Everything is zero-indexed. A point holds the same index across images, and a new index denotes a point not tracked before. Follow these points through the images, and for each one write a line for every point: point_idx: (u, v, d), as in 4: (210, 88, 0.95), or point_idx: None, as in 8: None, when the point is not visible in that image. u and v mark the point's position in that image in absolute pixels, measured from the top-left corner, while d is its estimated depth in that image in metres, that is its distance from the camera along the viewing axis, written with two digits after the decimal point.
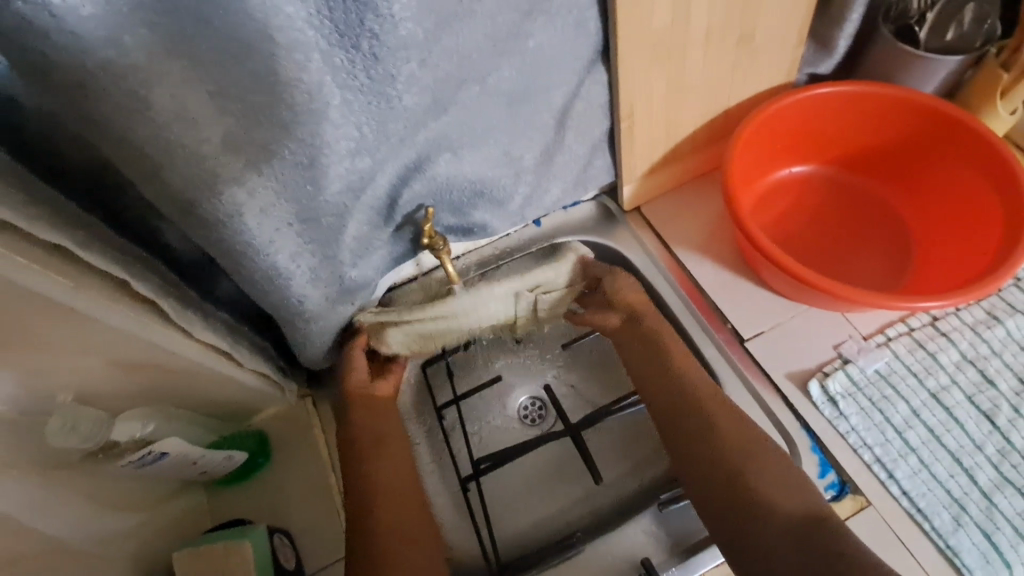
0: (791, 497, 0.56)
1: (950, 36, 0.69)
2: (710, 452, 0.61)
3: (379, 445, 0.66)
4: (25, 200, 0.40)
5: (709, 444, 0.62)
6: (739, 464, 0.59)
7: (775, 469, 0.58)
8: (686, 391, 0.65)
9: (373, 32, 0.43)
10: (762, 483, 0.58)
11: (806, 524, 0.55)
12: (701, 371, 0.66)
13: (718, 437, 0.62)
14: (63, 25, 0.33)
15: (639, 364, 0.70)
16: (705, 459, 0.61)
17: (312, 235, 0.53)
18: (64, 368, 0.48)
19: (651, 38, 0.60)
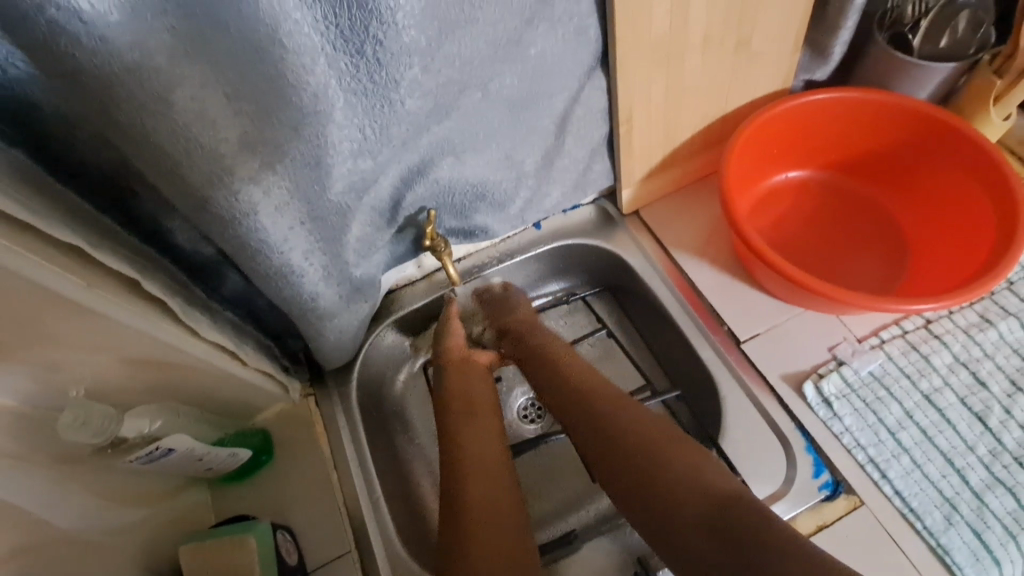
0: (711, 474, 0.56)
1: (943, 43, 0.70)
2: (631, 455, 0.59)
3: (468, 409, 0.68)
4: (42, 201, 0.42)
5: (637, 450, 0.59)
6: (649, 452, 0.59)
7: (709, 461, 0.57)
8: (580, 397, 0.66)
9: (377, 39, 0.44)
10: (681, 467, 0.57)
11: (721, 503, 0.53)
12: (592, 374, 0.68)
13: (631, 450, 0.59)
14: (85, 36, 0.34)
15: (540, 372, 0.70)
16: (624, 454, 0.59)
17: (321, 234, 0.54)
18: (74, 365, 0.49)
19: (650, 44, 0.61)
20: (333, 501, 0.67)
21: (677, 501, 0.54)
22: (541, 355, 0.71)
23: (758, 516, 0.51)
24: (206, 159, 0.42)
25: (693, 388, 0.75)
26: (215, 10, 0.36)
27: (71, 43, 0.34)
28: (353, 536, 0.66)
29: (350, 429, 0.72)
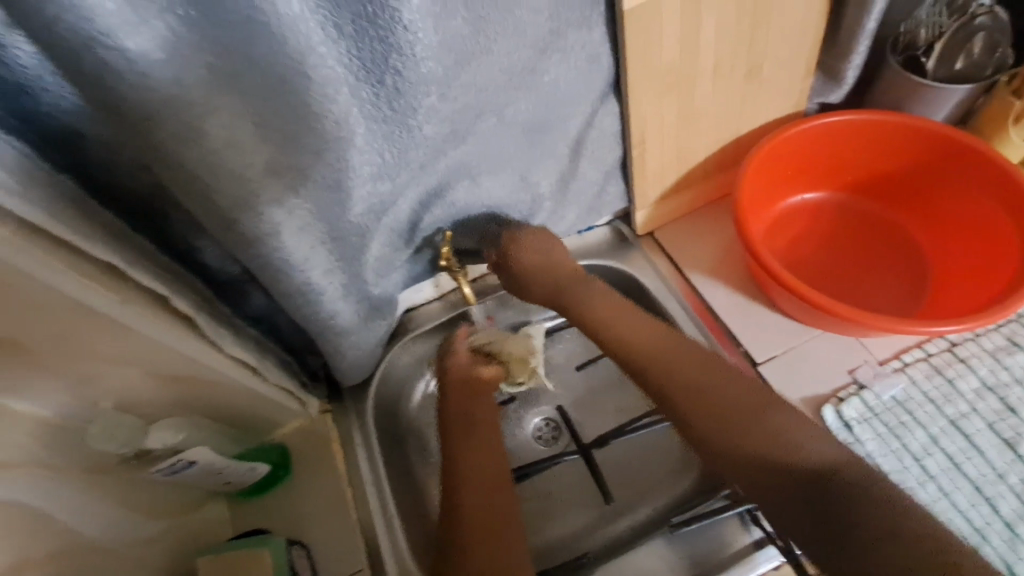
0: (811, 449, 0.56)
1: (960, 64, 0.69)
2: (717, 412, 0.60)
3: (465, 430, 0.67)
4: (88, 221, 0.45)
5: (724, 409, 0.60)
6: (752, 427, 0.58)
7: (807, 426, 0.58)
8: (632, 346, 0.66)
9: (396, 69, 0.47)
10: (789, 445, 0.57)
11: (820, 480, 0.54)
12: (655, 330, 0.67)
13: (711, 404, 0.61)
14: (135, 73, 0.37)
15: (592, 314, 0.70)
16: (710, 412, 0.60)
17: (342, 253, 0.56)
18: (104, 377, 0.52)
19: (661, 70, 0.63)
20: (347, 518, 0.68)
21: (795, 505, 0.54)
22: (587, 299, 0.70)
23: (862, 484, 0.54)
24: (235, 182, 0.44)
25: None
26: (248, 45, 0.39)
27: (127, 77, 0.37)
28: (366, 553, 0.67)
29: (365, 446, 0.73)
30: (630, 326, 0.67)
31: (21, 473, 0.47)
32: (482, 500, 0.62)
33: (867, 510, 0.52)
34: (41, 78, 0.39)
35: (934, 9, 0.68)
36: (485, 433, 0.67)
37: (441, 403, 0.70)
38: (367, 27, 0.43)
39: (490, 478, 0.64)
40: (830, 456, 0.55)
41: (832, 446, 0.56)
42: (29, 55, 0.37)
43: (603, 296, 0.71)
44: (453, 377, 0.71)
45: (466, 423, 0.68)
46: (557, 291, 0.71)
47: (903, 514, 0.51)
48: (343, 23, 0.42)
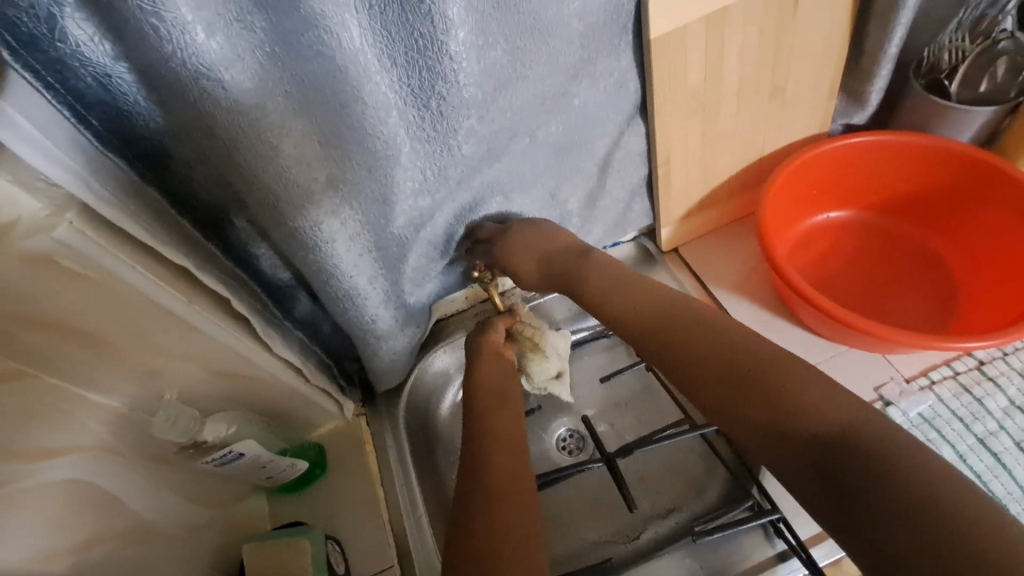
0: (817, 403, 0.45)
1: (984, 87, 0.71)
2: (715, 368, 0.52)
3: (499, 401, 0.66)
4: (164, 228, 0.51)
5: (719, 362, 0.53)
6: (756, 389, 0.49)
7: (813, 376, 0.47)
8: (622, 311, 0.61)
9: (441, 94, 0.52)
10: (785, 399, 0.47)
11: (836, 449, 0.43)
12: (647, 292, 0.61)
13: (709, 364, 0.53)
14: (224, 99, 0.42)
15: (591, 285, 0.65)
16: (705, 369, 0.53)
17: (384, 262, 0.61)
18: (168, 372, 0.57)
19: (686, 93, 0.66)
20: (378, 516, 0.71)
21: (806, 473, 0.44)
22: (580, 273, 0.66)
23: (879, 447, 0.42)
24: (297, 195, 0.49)
25: None
26: (316, 76, 0.44)
27: (215, 104, 0.42)
28: (396, 552, 0.69)
29: (396, 448, 0.76)
30: (617, 293, 0.63)
31: (95, 456, 0.51)
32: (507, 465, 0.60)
33: (903, 499, 0.39)
34: (136, 102, 0.44)
35: (955, 34, 0.71)
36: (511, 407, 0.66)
37: (472, 368, 0.71)
38: (417, 58, 0.48)
39: (518, 452, 0.62)
40: (847, 415, 0.44)
41: (852, 404, 0.45)
42: (129, 83, 0.42)
43: (601, 271, 0.66)
44: (489, 350, 0.72)
45: (486, 395, 0.67)
46: (560, 265, 0.68)
47: (954, 496, 0.38)
48: (396, 54, 0.47)
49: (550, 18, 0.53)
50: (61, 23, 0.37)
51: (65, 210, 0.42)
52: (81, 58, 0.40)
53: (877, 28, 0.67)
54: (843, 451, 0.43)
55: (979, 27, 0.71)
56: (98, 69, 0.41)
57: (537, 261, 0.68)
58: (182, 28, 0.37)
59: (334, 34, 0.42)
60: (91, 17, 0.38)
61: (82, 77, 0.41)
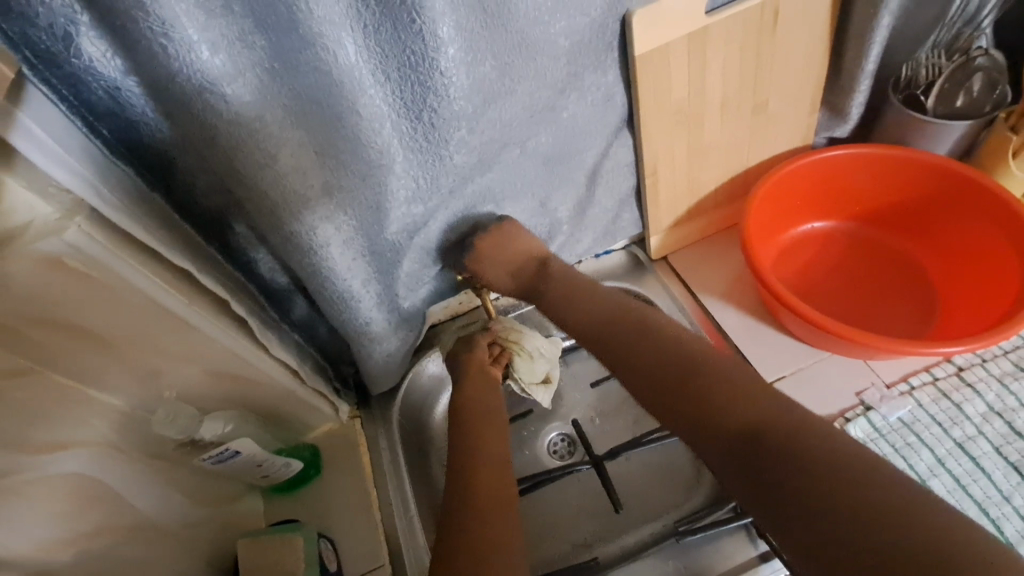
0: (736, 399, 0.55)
1: (961, 102, 0.74)
2: (667, 370, 0.61)
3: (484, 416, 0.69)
4: (167, 232, 0.53)
5: (666, 365, 0.62)
6: (688, 391, 0.58)
7: (738, 374, 0.58)
8: (582, 321, 0.69)
9: (432, 107, 0.54)
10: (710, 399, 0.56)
11: (754, 437, 0.52)
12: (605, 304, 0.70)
13: (661, 368, 0.62)
14: (227, 112, 0.44)
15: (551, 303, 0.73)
16: (657, 371, 0.62)
17: (377, 266, 0.63)
18: (168, 370, 0.59)
19: (671, 107, 0.69)
20: (371, 516, 0.73)
21: (733, 457, 0.52)
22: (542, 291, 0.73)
23: (792, 431, 0.51)
24: (294, 201, 0.51)
25: None
26: (313, 89, 0.47)
27: (218, 116, 0.44)
28: (388, 550, 0.71)
29: (389, 449, 0.78)
30: (579, 305, 0.71)
31: (98, 450, 0.53)
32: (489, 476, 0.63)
33: (799, 468, 0.48)
34: (144, 114, 0.47)
35: (932, 51, 0.74)
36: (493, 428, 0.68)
37: (458, 387, 0.72)
38: (410, 73, 0.51)
39: (496, 470, 0.64)
40: (763, 408, 0.53)
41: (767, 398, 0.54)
42: (138, 96, 0.45)
43: (562, 282, 0.73)
44: (472, 367, 0.73)
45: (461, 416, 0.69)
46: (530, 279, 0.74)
47: (839, 463, 0.48)
48: (389, 69, 0.50)
49: (538, 36, 0.56)
50: (76, 41, 0.40)
51: (75, 214, 0.44)
52: (94, 73, 0.43)
53: (855, 44, 0.70)
54: (759, 442, 0.51)
55: (954, 44, 0.74)
56: (109, 83, 0.44)
57: (509, 275, 0.73)
58: (189, 47, 0.40)
59: (330, 51, 0.45)
60: (104, 36, 0.41)
61: (94, 90, 0.44)
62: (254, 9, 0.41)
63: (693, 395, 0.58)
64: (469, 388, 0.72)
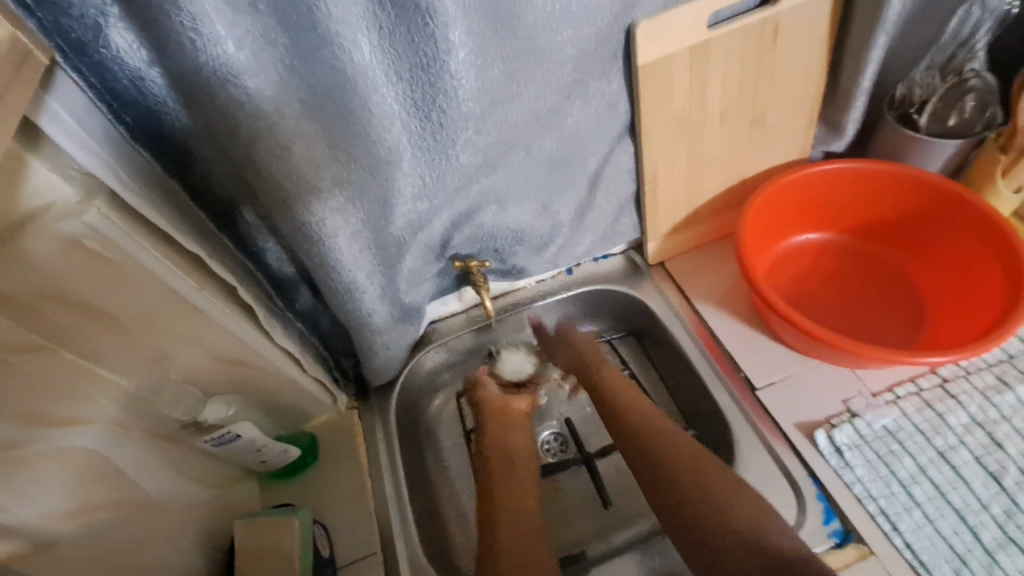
0: (736, 509, 0.63)
1: (953, 121, 0.77)
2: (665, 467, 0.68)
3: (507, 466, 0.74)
4: (180, 219, 0.55)
5: (657, 468, 0.69)
6: (696, 489, 0.65)
7: (719, 473, 0.66)
8: (611, 414, 0.76)
9: (441, 108, 0.56)
10: (711, 502, 0.64)
11: (750, 536, 0.60)
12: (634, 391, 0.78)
13: (659, 458, 0.69)
14: (247, 105, 0.46)
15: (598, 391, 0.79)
16: (657, 469, 0.69)
17: (382, 259, 0.65)
18: (174, 352, 0.61)
19: (673, 116, 0.71)
20: (365, 504, 0.75)
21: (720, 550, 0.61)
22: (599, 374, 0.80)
23: (778, 534, 0.60)
24: (305, 193, 0.53)
25: (712, 434, 0.78)
26: (329, 85, 0.49)
27: (238, 108, 0.46)
28: (381, 538, 0.73)
29: (386, 441, 0.80)
30: (615, 394, 0.78)
31: (104, 426, 0.55)
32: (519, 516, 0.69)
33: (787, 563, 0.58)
34: (165, 103, 0.48)
35: (926, 72, 0.75)
36: (520, 468, 0.74)
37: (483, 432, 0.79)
38: (422, 75, 0.53)
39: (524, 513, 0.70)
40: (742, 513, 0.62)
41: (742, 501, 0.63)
42: (160, 86, 0.47)
43: (605, 366, 0.81)
44: (488, 411, 0.80)
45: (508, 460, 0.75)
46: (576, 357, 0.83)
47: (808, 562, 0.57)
48: (402, 70, 0.52)
49: (546, 43, 0.58)
50: (105, 32, 0.42)
51: (95, 197, 0.47)
52: (120, 62, 0.45)
53: (852, 61, 0.72)
54: (751, 546, 0.60)
55: (950, 65, 0.75)
56: (133, 72, 0.46)
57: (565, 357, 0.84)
58: (216, 41, 0.42)
59: (347, 50, 0.47)
60: (132, 27, 0.43)
61: (119, 79, 0.46)
62: (277, 8, 0.43)
63: (686, 512, 0.64)
64: (495, 433, 0.78)
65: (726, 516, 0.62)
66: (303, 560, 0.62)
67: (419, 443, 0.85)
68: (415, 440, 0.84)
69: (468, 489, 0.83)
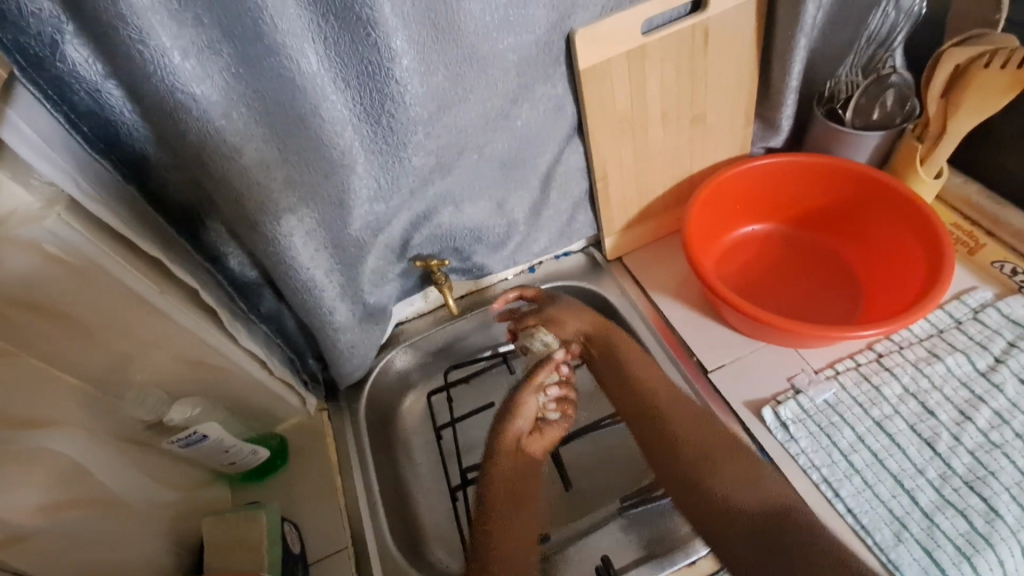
0: (751, 498, 0.66)
1: (875, 114, 0.82)
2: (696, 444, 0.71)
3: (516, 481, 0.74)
4: (142, 224, 0.57)
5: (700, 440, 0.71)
6: (706, 479, 0.69)
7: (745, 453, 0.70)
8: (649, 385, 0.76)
9: (391, 113, 0.60)
10: (733, 497, 0.67)
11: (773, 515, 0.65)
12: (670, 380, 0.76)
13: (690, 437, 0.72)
14: (198, 113, 0.49)
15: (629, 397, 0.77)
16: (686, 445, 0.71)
17: (341, 258, 0.68)
18: (138, 356, 0.62)
19: (617, 118, 0.76)
20: (335, 501, 0.76)
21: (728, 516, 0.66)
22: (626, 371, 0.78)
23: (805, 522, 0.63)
24: (261, 194, 0.56)
25: None
26: (277, 92, 0.52)
27: (192, 117, 0.49)
28: (351, 534, 0.74)
29: (356, 440, 0.82)
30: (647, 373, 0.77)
31: (69, 429, 0.56)
32: (512, 525, 0.70)
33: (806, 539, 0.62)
34: (122, 114, 0.51)
35: (850, 71, 0.81)
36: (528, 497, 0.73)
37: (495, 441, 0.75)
38: (368, 81, 0.57)
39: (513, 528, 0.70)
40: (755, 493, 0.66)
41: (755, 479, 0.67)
42: (117, 97, 0.50)
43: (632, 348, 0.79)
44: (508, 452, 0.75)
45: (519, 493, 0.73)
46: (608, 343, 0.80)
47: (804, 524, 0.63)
48: (349, 77, 0.56)
49: (487, 50, 0.62)
50: (63, 48, 0.45)
51: (55, 204, 0.49)
52: (77, 76, 0.47)
53: (779, 62, 0.77)
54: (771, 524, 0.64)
55: (870, 65, 0.81)
56: (90, 86, 0.48)
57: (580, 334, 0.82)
58: (165, 52, 0.45)
59: (294, 60, 0.50)
60: (87, 43, 0.46)
61: (77, 92, 0.48)
62: (223, 21, 0.47)
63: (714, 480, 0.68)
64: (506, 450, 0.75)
65: (739, 508, 0.66)
66: (272, 555, 0.64)
67: (389, 442, 0.87)
68: (385, 439, 0.86)
69: (438, 484, 0.85)
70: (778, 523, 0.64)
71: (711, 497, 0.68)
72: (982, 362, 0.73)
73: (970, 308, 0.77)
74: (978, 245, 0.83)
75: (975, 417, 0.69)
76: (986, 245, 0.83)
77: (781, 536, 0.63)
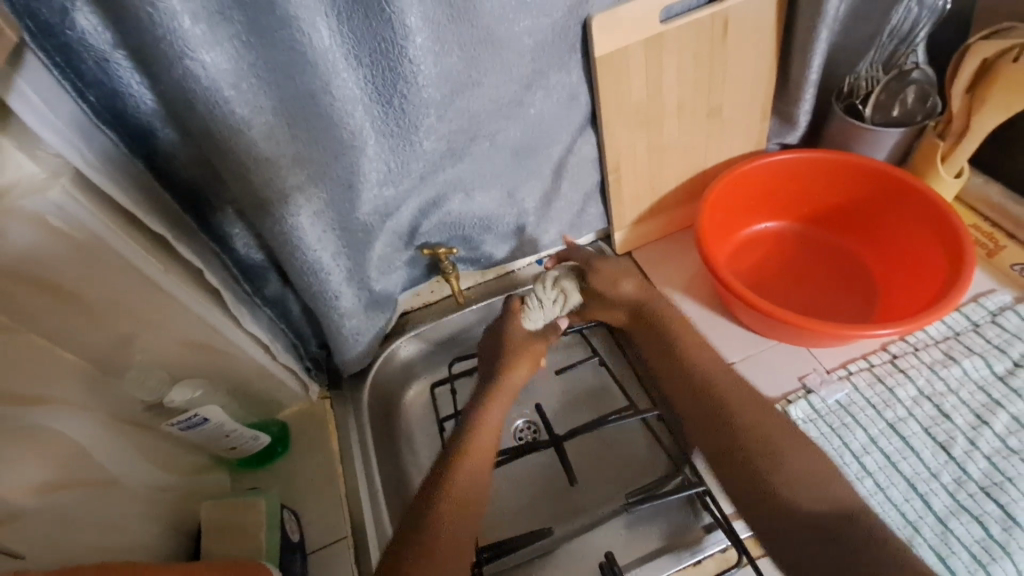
0: (804, 491, 0.58)
1: (896, 112, 0.81)
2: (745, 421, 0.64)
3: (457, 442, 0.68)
4: (147, 200, 0.56)
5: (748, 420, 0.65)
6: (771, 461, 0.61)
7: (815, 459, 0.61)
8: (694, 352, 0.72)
9: (402, 94, 0.59)
10: (785, 489, 0.59)
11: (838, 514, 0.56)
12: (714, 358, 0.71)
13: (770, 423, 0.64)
14: (206, 85, 0.48)
15: (693, 408, 0.68)
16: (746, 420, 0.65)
17: (347, 243, 0.67)
18: (139, 336, 0.61)
19: (632, 105, 0.74)
20: (336, 491, 0.75)
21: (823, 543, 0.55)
22: (678, 362, 0.71)
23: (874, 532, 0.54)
24: (265, 168, 0.55)
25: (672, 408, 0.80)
26: (286, 63, 0.51)
27: (201, 90, 0.48)
28: (351, 523, 0.73)
29: (358, 430, 0.80)
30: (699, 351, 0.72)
31: (68, 407, 0.55)
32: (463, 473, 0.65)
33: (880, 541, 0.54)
34: (131, 87, 0.50)
35: (871, 66, 0.80)
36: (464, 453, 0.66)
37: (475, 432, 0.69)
38: (381, 60, 0.56)
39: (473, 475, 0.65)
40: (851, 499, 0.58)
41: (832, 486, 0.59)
42: (127, 69, 0.49)
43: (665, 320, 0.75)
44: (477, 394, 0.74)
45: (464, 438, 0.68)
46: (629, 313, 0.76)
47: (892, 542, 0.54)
48: (361, 55, 0.55)
49: (503, 32, 0.60)
50: (73, 16, 0.44)
51: (61, 175, 0.48)
52: (85, 44, 0.46)
53: (799, 55, 0.76)
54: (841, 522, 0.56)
55: (891, 60, 0.79)
56: (99, 56, 0.47)
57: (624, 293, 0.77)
58: (173, 17, 0.43)
59: (306, 34, 0.50)
60: (98, 12, 0.45)
61: (85, 61, 0.47)
62: None
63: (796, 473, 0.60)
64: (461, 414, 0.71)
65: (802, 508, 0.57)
66: (270, 543, 0.63)
67: (391, 432, 0.85)
68: (388, 428, 0.85)
69: None
70: (829, 532, 0.55)
71: (774, 483, 0.60)
72: (1000, 366, 0.71)
73: (988, 311, 0.76)
74: (997, 247, 0.81)
75: (993, 422, 0.68)
76: (1006, 248, 0.81)
77: (849, 538, 0.54)
